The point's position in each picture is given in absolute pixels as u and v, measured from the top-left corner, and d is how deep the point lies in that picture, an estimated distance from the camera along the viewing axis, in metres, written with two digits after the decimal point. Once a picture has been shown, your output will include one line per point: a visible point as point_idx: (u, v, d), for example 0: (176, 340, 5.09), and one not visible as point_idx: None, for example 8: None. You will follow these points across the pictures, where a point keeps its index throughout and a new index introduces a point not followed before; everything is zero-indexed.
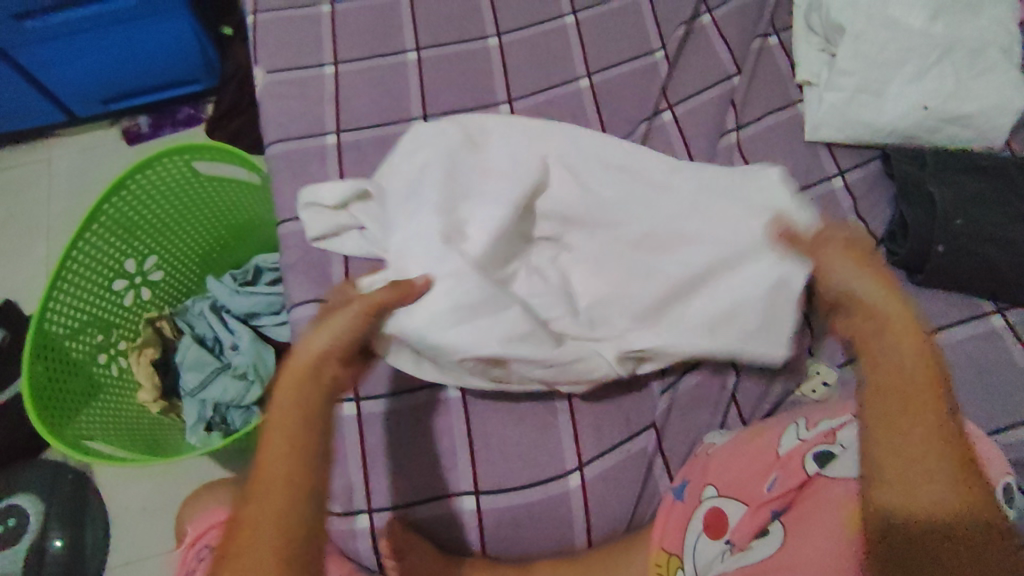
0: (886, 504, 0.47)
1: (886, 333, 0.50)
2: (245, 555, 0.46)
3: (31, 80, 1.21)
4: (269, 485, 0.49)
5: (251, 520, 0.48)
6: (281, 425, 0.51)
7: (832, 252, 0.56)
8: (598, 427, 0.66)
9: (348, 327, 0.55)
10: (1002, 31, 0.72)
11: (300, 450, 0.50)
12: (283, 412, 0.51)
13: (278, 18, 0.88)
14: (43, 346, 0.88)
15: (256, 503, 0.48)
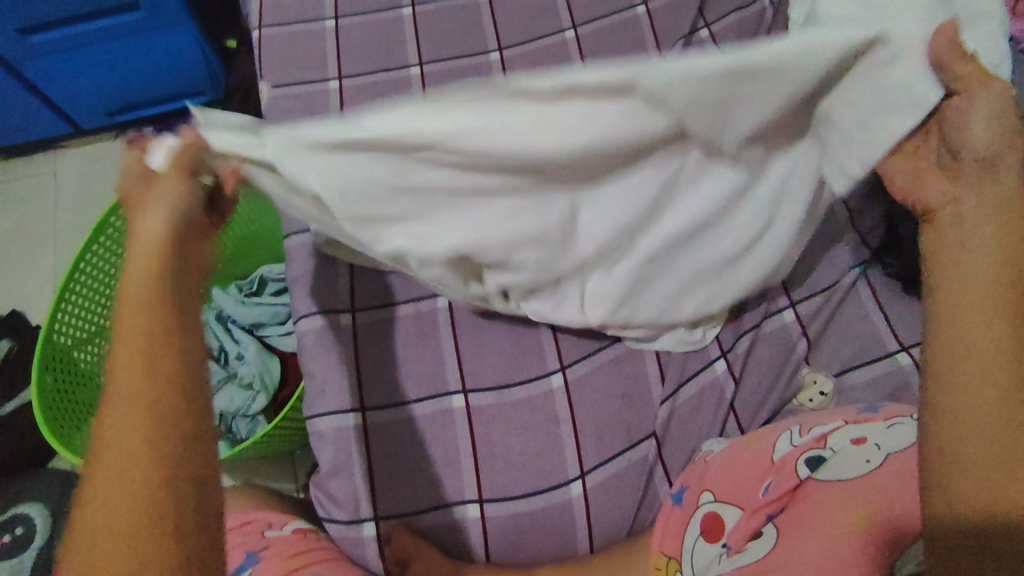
0: (955, 422, 0.41)
1: (986, 227, 0.44)
2: (123, 491, 0.37)
3: (38, 93, 1.22)
4: (138, 401, 0.39)
5: (125, 448, 0.38)
6: (138, 329, 0.41)
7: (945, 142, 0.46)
8: (600, 436, 0.68)
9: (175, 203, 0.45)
10: None
11: (165, 346, 0.40)
12: (128, 314, 0.41)
13: (284, 34, 0.89)
14: (52, 358, 0.90)
15: (126, 427, 0.38)
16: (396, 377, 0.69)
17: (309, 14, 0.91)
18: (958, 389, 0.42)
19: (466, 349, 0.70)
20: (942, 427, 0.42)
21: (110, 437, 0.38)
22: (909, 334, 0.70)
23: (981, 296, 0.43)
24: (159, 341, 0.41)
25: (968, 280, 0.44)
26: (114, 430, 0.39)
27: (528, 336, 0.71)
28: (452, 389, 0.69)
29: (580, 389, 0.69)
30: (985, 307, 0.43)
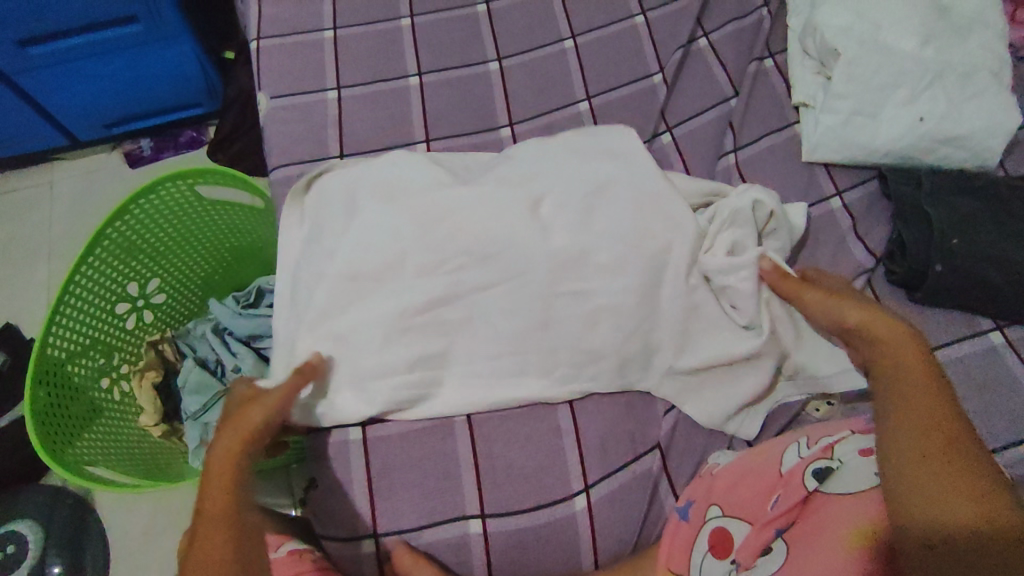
0: (912, 501, 0.48)
1: (901, 355, 0.55)
2: None
3: (35, 104, 1.22)
4: (216, 531, 0.54)
5: (199, 560, 0.53)
6: (223, 479, 0.56)
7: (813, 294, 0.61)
8: (604, 448, 0.66)
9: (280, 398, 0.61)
10: (990, 56, 0.75)
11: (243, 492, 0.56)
12: (219, 465, 0.57)
13: (283, 45, 0.89)
14: (45, 372, 0.88)
15: (206, 547, 0.53)
16: None
17: (308, 25, 0.91)
18: (905, 465, 0.50)
19: None
20: (901, 506, 0.49)
21: (194, 547, 0.54)
22: None
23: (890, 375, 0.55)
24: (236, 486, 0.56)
25: (889, 355, 0.56)
26: (210, 523, 0.55)
27: None
28: None
29: (583, 400, 0.68)
30: (895, 374, 0.55)
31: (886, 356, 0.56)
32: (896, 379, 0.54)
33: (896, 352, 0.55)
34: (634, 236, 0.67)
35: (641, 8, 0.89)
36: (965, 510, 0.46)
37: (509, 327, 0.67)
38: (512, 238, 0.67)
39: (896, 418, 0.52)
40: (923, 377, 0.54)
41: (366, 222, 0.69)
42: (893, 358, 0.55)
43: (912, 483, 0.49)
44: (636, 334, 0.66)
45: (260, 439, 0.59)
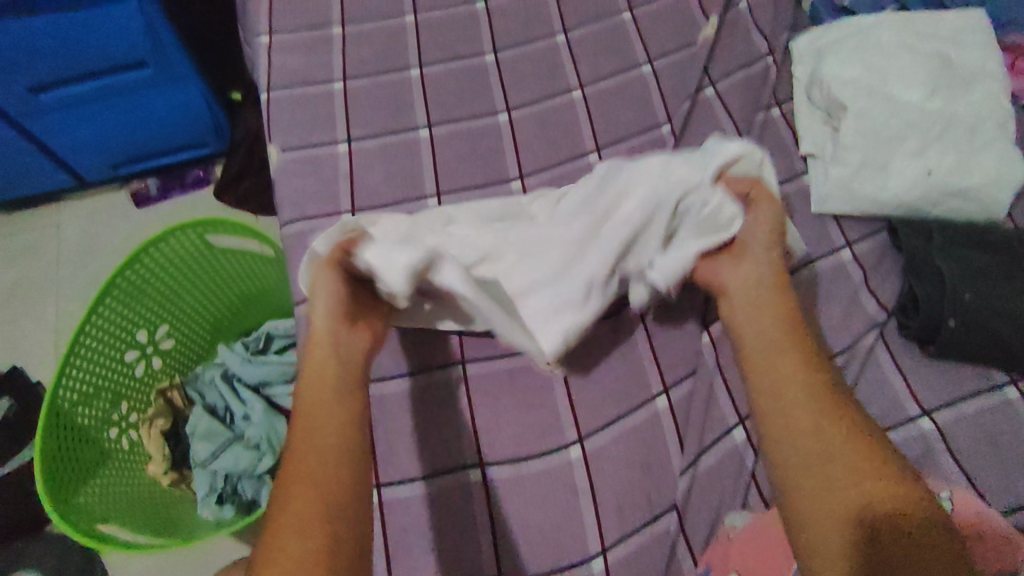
0: (824, 488, 0.53)
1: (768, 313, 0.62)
2: (303, 514, 0.51)
3: (42, 147, 1.22)
4: (310, 456, 0.55)
5: (299, 485, 0.53)
6: (312, 399, 0.59)
7: (765, 206, 0.66)
8: (621, 508, 0.66)
9: (339, 302, 0.63)
10: (996, 107, 0.75)
11: (327, 409, 0.58)
12: (306, 389, 0.60)
13: (293, 97, 0.90)
14: (57, 422, 0.88)
15: (302, 474, 0.54)
16: (413, 451, 0.69)
17: (318, 77, 0.92)
18: (811, 454, 0.55)
19: (482, 416, 0.70)
20: (816, 491, 0.54)
21: (291, 476, 0.54)
22: (935, 396, 0.68)
23: (786, 363, 0.59)
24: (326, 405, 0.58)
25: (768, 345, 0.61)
26: (304, 451, 0.55)
27: (544, 406, 0.71)
28: (467, 463, 0.68)
29: (600, 460, 0.68)
30: (777, 343, 0.61)
31: (763, 328, 0.62)
32: (789, 365, 0.59)
33: (770, 321, 0.62)
34: (618, 177, 0.68)
35: (647, 57, 0.90)
36: (883, 487, 0.52)
37: (535, 266, 0.67)
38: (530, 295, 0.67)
39: (788, 392, 0.58)
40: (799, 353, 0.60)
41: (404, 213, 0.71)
42: (763, 326, 0.62)
43: (813, 458, 0.55)
44: (634, 230, 0.66)
45: (338, 357, 0.61)
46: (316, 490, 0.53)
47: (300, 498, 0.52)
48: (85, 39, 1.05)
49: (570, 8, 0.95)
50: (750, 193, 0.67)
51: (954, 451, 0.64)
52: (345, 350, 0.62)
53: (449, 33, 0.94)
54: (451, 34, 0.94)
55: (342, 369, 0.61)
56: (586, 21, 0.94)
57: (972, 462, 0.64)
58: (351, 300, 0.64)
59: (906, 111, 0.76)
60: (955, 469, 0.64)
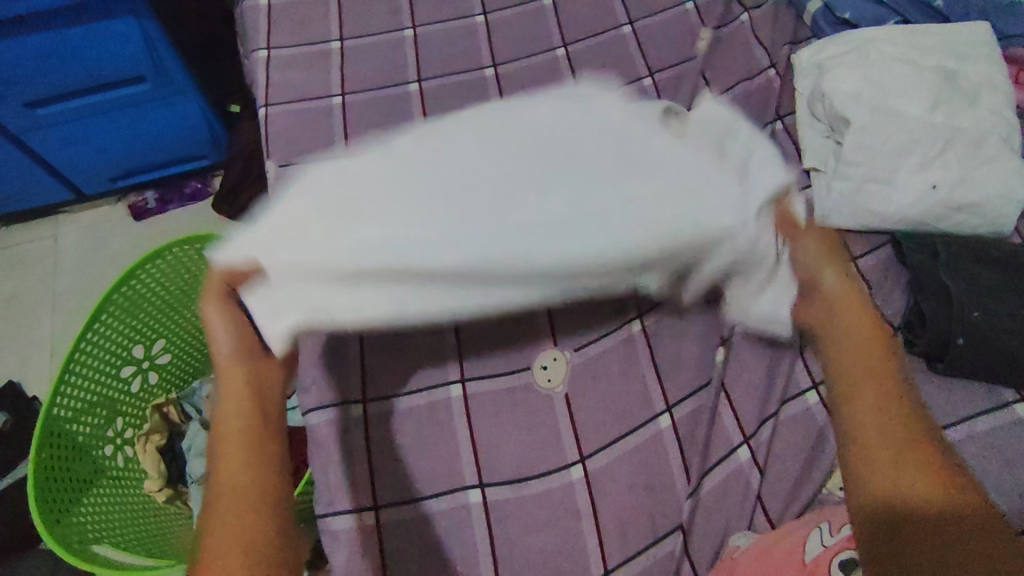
0: (888, 481, 0.49)
1: (844, 312, 0.57)
2: (226, 543, 0.49)
3: (40, 160, 1.22)
4: (239, 482, 0.52)
5: (223, 516, 0.51)
6: (240, 430, 0.55)
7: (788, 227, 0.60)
8: (624, 530, 0.65)
9: (231, 331, 0.59)
10: (1000, 121, 0.75)
11: (256, 439, 0.55)
12: (230, 421, 0.55)
13: (291, 111, 0.90)
14: (50, 440, 0.86)
15: (230, 504, 0.51)
16: (413, 472, 0.68)
17: (316, 92, 0.91)
18: (880, 453, 0.50)
19: (482, 436, 0.69)
20: (875, 485, 0.50)
21: (216, 507, 0.51)
22: (944, 414, 0.66)
23: (858, 360, 0.55)
24: (253, 434, 0.55)
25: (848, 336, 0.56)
26: (228, 478, 0.53)
27: (546, 426, 0.69)
28: (468, 484, 0.67)
29: (602, 480, 0.67)
30: (853, 342, 0.56)
31: (838, 324, 0.57)
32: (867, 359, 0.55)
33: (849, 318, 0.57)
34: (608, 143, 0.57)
35: (648, 71, 0.90)
36: (937, 492, 0.48)
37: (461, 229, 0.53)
38: None
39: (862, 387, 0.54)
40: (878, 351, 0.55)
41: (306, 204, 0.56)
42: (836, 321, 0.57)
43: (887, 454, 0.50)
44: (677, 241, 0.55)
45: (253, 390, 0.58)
46: (256, 517, 0.51)
47: (231, 530, 0.50)
48: (83, 54, 1.05)
49: (569, 23, 0.95)
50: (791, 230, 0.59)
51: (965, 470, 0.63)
52: (263, 382, 0.59)
53: (448, 47, 0.94)
54: (451, 49, 0.94)
55: (262, 401, 0.58)
56: (585, 36, 0.94)
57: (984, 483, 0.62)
58: (253, 340, 0.60)
59: (910, 124, 0.75)
60: None
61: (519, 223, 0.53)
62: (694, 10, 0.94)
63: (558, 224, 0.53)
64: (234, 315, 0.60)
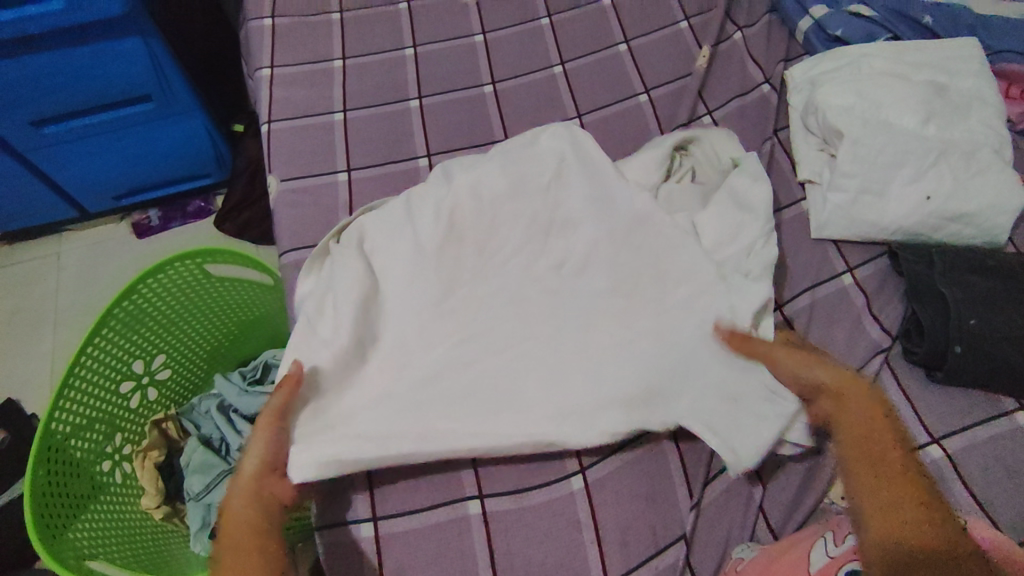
0: (890, 536, 0.49)
1: (851, 400, 0.58)
2: None
3: (45, 178, 1.23)
4: None
5: None
6: (244, 538, 0.56)
7: (779, 353, 0.63)
8: (624, 541, 0.64)
9: (267, 444, 0.62)
10: (990, 132, 0.76)
11: (257, 553, 0.55)
12: (236, 524, 0.57)
13: (293, 127, 0.91)
14: (48, 452, 0.85)
15: None
16: (412, 483, 0.67)
17: (319, 108, 0.93)
18: (885, 513, 0.51)
19: None
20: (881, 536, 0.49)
21: None
22: (946, 424, 0.66)
23: (858, 438, 0.56)
24: (256, 543, 0.56)
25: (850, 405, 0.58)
26: None
27: None
28: (468, 495, 0.66)
29: (602, 491, 0.66)
30: (854, 424, 0.57)
31: (844, 409, 0.58)
32: (870, 438, 0.56)
33: (853, 403, 0.58)
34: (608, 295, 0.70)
35: (644, 87, 0.91)
36: (916, 530, 0.49)
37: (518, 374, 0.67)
38: (526, 332, 0.69)
39: (863, 462, 0.55)
40: (877, 427, 0.57)
41: (389, 341, 0.69)
42: (843, 406, 0.58)
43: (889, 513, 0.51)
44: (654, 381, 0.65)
45: (268, 498, 0.59)
46: None
47: None
48: (91, 73, 1.07)
49: (567, 43, 0.97)
50: (757, 354, 0.63)
51: (968, 479, 0.62)
52: (275, 489, 0.60)
53: (448, 66, 0.96)
54: (452, 66, 0.96)
55: (269, 509, 0.59)
56: (583, 53, 0.96)
57: (988, 492, 0.61)
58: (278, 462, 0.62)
59: (902, 135, 0.76)
60: (968, 498, 0.61)
61: (535, 372, 0.67)
62: (688, 29, 0.96)
63: (604, 373, 0.66)
64: (275, 429, 0.63)
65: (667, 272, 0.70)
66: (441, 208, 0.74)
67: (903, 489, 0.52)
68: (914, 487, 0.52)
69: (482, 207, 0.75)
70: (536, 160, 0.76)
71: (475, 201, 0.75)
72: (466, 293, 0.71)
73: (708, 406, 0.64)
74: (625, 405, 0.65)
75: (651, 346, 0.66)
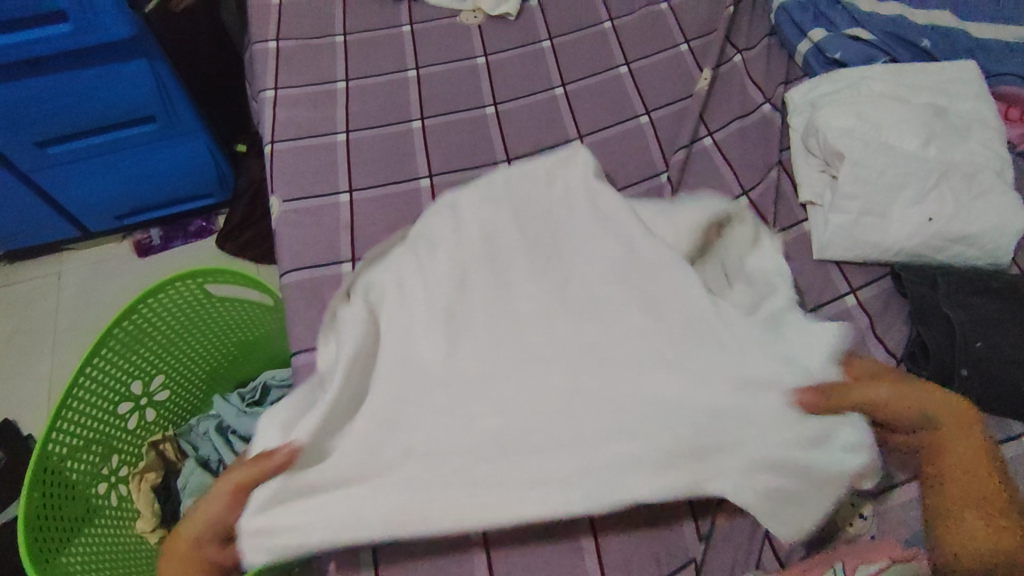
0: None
1: (955, 429, 0.56)
2: None
3: (48, 198, 1.23)
4: None
5: None
6: None
7: (863, 390, 0.57)
8: (629, 569, 0.63)
9: (219, 512, 0.56)
10: (991, 154, 0.76)
11: None
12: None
13: (296, 148, 0.91)
14: (44, 474, 0.84)
15: None
16: None
17: (321, 129, 0.93)
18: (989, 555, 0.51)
19: None
20: None
21: None
22: None
23: (962, 468, 0.54)
24: None
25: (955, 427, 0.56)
26: None
27: None
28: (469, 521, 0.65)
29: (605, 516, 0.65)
30: (959, 453, 0.55)
31: (952, 439, 0.55)
32: (973, 472, 0.54)
33: (959, 431, 0.56)
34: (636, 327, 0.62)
35: (645, 109, 0.92)
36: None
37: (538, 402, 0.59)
38: None
39: (963, 496, 0.54)
40: (980, 458, 0.55)
41: (401, 363, 0.62)
42: (947, 435, 0.56)
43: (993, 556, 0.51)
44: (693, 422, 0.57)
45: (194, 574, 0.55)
46: None
47: None
48: (97, 95, 1.08)
49: (569, 65, 0.98)
50: (834, 395, 0.57)
51: None
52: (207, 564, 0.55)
53: (450, 87, 0.97)
54: (454, 88, 0.96)
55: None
56: (584, 75, 0.96)
57: None
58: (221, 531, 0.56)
59: (903, 157, 0.76)
60: None
61: (553, 403, 0.59)
62: (688, 52, 0.97)
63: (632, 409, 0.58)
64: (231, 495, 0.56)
65: (699, 296, 0.62)
66: (455, 234, 0.70)
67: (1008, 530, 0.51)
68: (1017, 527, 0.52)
69: (495, 227, 0.70)
70: (547, 182, 0.73)
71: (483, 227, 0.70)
72: (472, 330, 0.63)
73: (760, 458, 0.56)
74: (660, 442, 0.56)
75: (691, 377, 0.59)
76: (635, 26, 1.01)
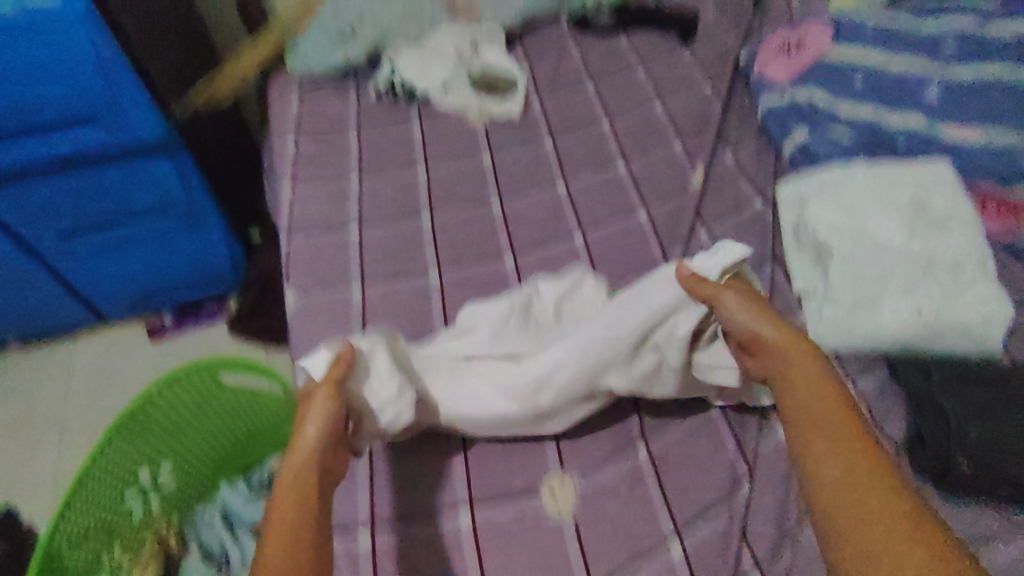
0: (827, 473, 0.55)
1: (784, 350, 0.65)
2: None
3: (68, 286, 1.28)
4: (290, 537, 0.55)
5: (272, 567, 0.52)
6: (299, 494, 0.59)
7: (730, 299, 0.70)
8: None
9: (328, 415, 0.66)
10: (972, 248, 0.80)
11: (314, 502, 0.58)
12: (287, 482, 0.60)
13: (312, 244, 0.96)
14: (46, 564, 0.82)
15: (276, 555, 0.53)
16: None
17: (336, 225, 0.98)
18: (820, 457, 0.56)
19: None
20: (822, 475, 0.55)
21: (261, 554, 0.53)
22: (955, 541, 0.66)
23: (797, 380, 0.62)
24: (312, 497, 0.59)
25: (800, 353, 0.64)
26: (275, 534, 0.55)
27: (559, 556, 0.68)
28: None
29: None
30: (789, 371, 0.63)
31: (787, 365, 0.64)
32: (807, 376, 0.62)
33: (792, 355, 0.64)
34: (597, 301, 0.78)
35: (643, 204, 0.97)
36: (842, 461, 0.55)
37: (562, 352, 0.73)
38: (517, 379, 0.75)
39: (793, 403, 0.61)
40: (807, 368, 0.63)
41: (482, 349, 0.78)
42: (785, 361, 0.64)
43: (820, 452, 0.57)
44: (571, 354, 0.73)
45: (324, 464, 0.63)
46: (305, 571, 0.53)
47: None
48: (123, 191, 1.14)
49: (569, 163, 1.04)
50: (706, 292, 0.71)
51: None
52: (328, 461, 0.64)
53: (458, 185, 1.03)
54: (461, 186, 1.02)
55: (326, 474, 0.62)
56: (585, 172, 1.03)
57: None
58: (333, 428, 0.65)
59: (887, 250, 0.81)
60: None
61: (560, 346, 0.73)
62: (682, 150, 1.04)
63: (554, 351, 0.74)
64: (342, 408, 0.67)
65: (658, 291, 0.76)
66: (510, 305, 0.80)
67: (830, 428, 0.58)
68: (843, 424, 0.57)
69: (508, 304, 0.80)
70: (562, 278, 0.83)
71: (494, 323, 0.78)
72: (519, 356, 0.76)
73: (625, 363, 0.73)
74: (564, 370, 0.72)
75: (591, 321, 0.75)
76: (631, 127, 1.09)
